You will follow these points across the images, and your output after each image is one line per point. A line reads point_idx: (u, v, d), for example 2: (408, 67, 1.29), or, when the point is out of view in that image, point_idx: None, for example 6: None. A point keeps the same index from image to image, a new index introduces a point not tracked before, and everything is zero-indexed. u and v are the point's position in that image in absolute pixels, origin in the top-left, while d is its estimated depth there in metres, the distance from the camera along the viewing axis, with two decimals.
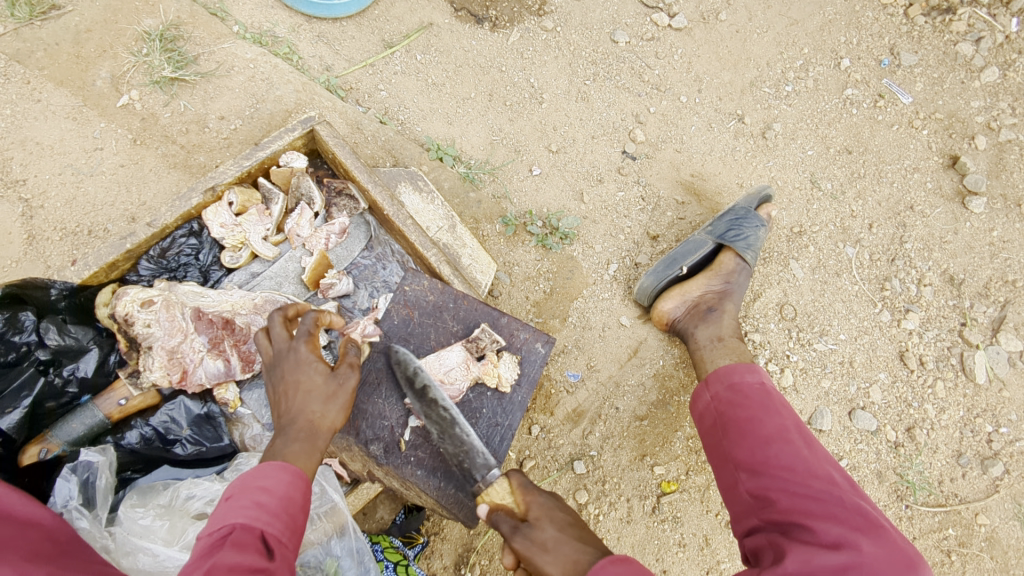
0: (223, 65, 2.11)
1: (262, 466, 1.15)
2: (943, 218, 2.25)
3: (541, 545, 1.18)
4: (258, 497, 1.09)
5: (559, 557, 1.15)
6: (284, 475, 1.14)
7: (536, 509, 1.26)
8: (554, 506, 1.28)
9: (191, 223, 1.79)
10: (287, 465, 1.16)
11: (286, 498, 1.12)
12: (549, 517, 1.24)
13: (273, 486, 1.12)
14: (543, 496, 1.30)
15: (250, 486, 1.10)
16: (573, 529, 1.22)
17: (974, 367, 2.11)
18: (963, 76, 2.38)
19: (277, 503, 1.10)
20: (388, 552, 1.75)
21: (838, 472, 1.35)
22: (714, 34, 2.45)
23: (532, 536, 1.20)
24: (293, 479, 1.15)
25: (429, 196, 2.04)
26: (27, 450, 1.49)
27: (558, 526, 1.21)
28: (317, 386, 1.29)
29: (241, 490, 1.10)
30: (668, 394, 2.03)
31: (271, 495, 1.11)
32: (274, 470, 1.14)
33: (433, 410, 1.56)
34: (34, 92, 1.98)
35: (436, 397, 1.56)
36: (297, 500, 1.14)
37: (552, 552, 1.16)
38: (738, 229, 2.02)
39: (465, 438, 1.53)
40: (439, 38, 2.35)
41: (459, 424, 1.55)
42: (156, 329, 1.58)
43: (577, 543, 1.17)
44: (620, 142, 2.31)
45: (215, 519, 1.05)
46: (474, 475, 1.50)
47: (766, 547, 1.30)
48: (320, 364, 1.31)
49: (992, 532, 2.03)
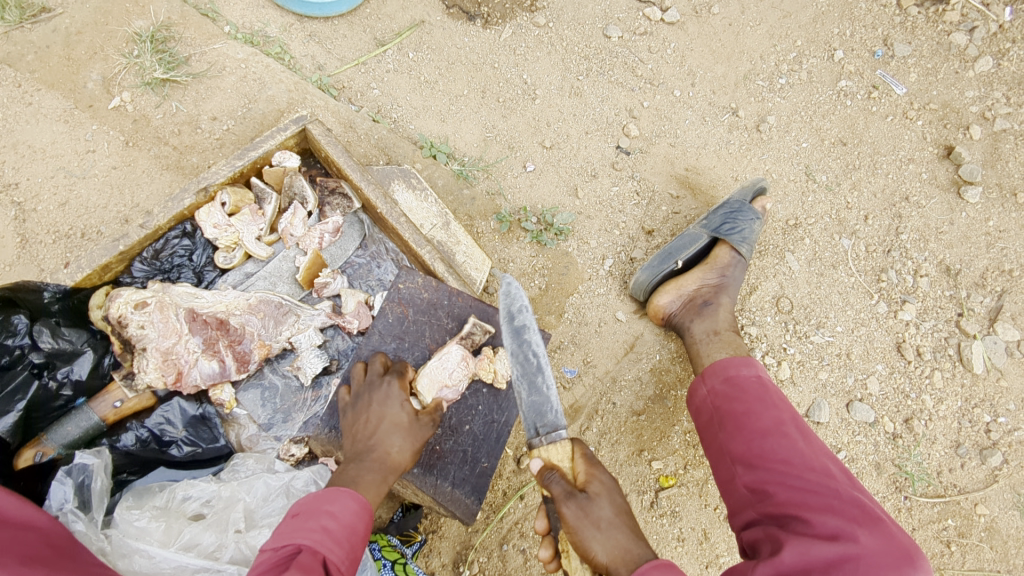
0: (215, 65, 2.11)
1: (332, 491, 1.19)
2: (938, 209, 2.25)
3: (593, 522, 1.22)
4: (326, 521, 1.13)
5: (608, 540, 1.20)
6: (351, 503, 1.18)
7: (596, 485, 1.29)
8: (614, 488, 1.31)
9: (184, 224, 1.78)
10: (355, 495, 1.21)
11: (350, 527, 1.16)
12: (608, 499, 1.28)
13: (339, 512, 1.16)
14: (605, 476, 1.32)
15: (319, 509, 1.15)
16: (627, 516, 1.27)
17: (972, 357, 2.10)
18: (957, 65, 2.37)
19: (340, 530, 1.14)
20: (385, 552, 1.72)
21: (835, 464, 1.34)
22: (707, 28, 2.45)
23: (586, 510, 1.24)
24: (358, 509, 1.19)
25: (423, 194, 2.03)
26: (22, 453, 1.48)
27: (615, 510, 1.26)
28: (401, 422, 1.41)
29: (311, 512, 1.14)
30: (665, 389, 2.03)
31: (336, 521, 1.14)
32: (343, 497, 1.19)
33: (522, 351, 1.42)
34: (25, 95, 1.98)
35: (531, 338, 1.43)
36: (358, 531, 1.17)
37: (604, 532, 1.21)
38: (733, 223, 2.02)
39: (543, 390, 1.39)
40: (431, 36, 2.35)
41: (543, 375, 1.42)
42: (150, 331, 1.58)
43: (629, 533, 1.22)
44: (614, 137, 2.31)
45: (284, 536, 1.09)
46: (536, 429, 1.37)
47: (763, 540, 1.30)
48: (408, 405, 1.45)
49: (992, 522, 2.02)
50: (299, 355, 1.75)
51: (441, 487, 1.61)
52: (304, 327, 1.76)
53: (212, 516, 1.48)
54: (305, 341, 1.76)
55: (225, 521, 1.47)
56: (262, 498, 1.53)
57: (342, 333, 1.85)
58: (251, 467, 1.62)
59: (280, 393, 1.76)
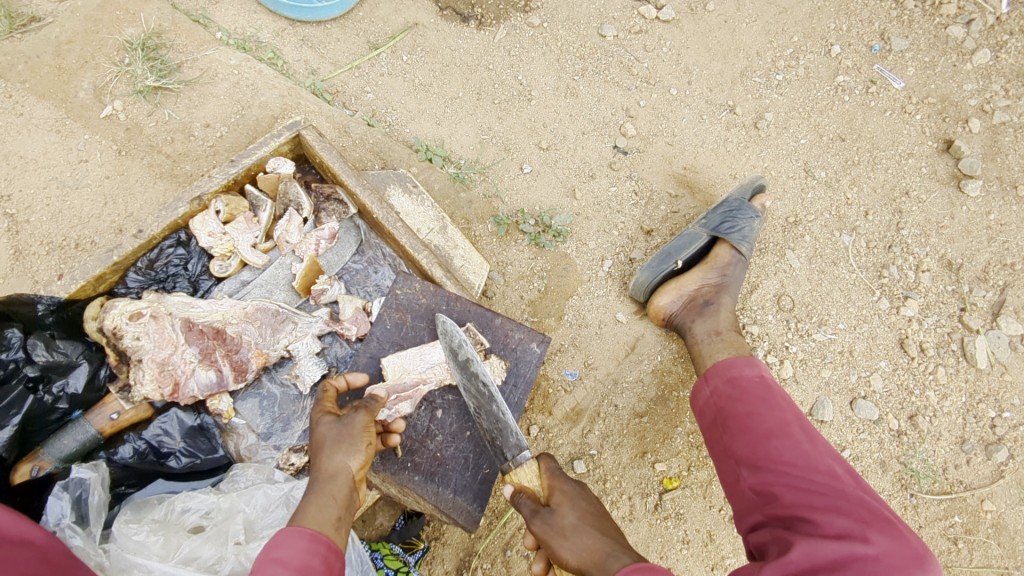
0: (207, 72, 2.09)
1: (278, 534, 1.09)
2: (939, 203, 2.23)
3: (559, 531, 1.23)
4: (274, 570, 1.03)
5: (577, 545, 1.21)
6: (300, 542, 1.08)
7: (558, 495, 1.31)
8: (578, 494, 1.32)
9: (178, 233, 1.76)
10: (302, 531, 1.10)
11: (304, 566, 1.06)
12: (571, 504, 1.29)
13: (289, 556, 1.06)
14: (568, 484, 1.34)
15: (265, 559, 1.05)
16: (593, 517, 1.27)
17: (975, 352, 2.08)
18: (955, 58, 2.36)
19: (293, 574, 1.04)
20: (388, 560, 1.77)
21: (841, 465, 1.32)
22: (703, 25, 2.43)
23: (551, 521, 1.25)
24: (310, 545, 1.09)
25: (419, 198, 2.02)
26: (19, 467, 1.48)
27: (578, 514, 1.26)
28: (323, 436, 1.28)
29: (258, 563, 1.05)
30: (667, 390, 2.01)
31: (286, 567, 1.04)
32: (289, 538, 1.08)
33: (472, 384, 1.54)
34: (17, 106, 1.96)
35: (477, 371, 1.54)
36: (317, 567, 1.07)
37: (571, 538, 1.22)
38: (732, 221, 2.00)
39: (499, 416, 1.47)
40: (425, 38, 2.33)
41: (497, 402, 1.50)
42: (146, 342, 1.56)
43: (596, 534, 1.22)
44: (611, 137, 2.29)
45: None
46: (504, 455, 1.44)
47: (770, 542, 1.28)
48: (325, 418, 1.32)
49: (999, 518, 2.01)
50: (297, 363, 1.73)
51: (443, 495, 1.60)
52: (302, 335, 1.74)
53: (212, 528, 1.46)
54: (304, 349, 1.73)
55: (224, 534, 1.45)
56: (262, 508, 1.52)
57: (341, 340, 1.82)
58: (250, 477, 1.59)
59: (279, 402, 1.74)
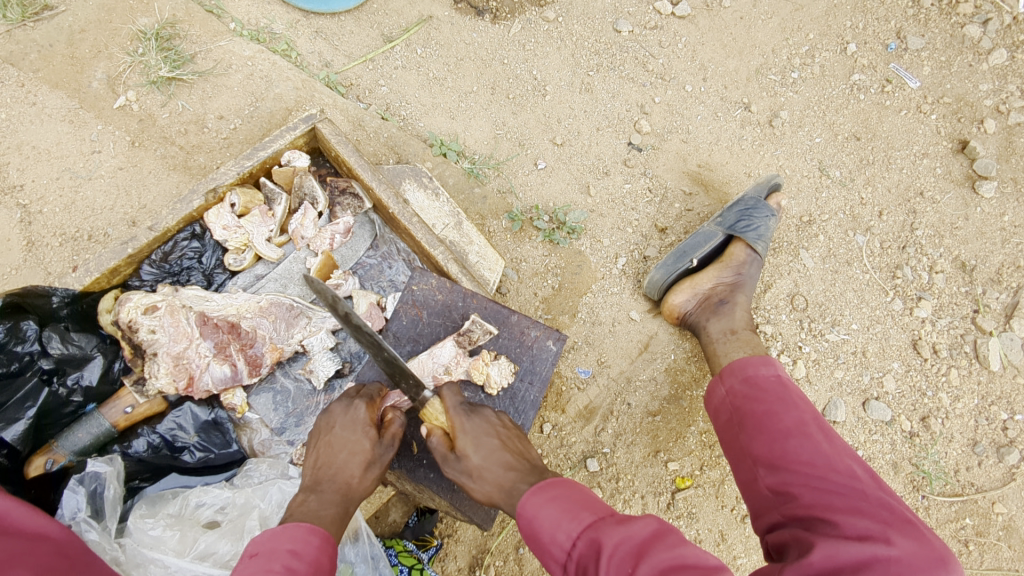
0: (221, 63, 2.07)
1: (291, 528, 1.12)
2: (953, 204, 2.22)
3: (468, 474, 1.27)
4: (290, 561, 1.05)
5: (486, 484, 1.23)
6: (314, 539, 1.12)
7: (464, 436, 1.30)
8: (482, 431, 1.32)
9: (193, 226, 1.74)
10: (316, 529, 1.14)
11: (317, 563, 1.09)
12: (475, 444, 1.29)
13: (303, 550, 1.09)
14: (470, 422, 1.33)
15: (279, 548, 1.07)
16: (499, 453, 1.27)
17: (988, 354, 2.08)
18: (971, 58, 2.34)
19: (307, 567, 1.06)
20: (401, 556, 1.76)
21: (859, 464, 1.31)
22: (718, 22, 2.41)
23: (461, 466, 1.28)
24: (322, 543, 1.12)
25: (434, 193, 2.00)
26: (33, 461, 1.47)
27: (482, 453, 1.27)
28: (361, 449, 1.33)
29: (271, 552, 1.06)
30: (680, 389, 2.00)
31: (301, 560, 1.07)
32: (303, 532, 1.12)
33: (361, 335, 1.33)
34: (29, 95, 1.94)
35: (360, 326, 1.30)
36: (325, 565, 1.11)
37: (479, 480, 1.25)
38: (748, 220, 1.99)
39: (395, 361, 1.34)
40: (439, 31, 2.31)
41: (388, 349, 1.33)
42: (161, 335, 1.56)
43: (501, 470, 1.23)
44: (625, 134, 2.28)
45: None
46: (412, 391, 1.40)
47: (789, 543, 1.27)
48: (372, 431, 1.36)
49: (1010, 520, 2.01)
50: (311, 358, 1.72)
51: (459, 492, 1.57)
52: (316, 330, 1.74)
53: (227, 524, 1.46)
54: (318, 344, 1.72)
55: (240, 530, 1.45)
56: (277, 504, 1.50)
57: None
58: (264, 472, 1.58)
59: (292, 397, 1.73)
